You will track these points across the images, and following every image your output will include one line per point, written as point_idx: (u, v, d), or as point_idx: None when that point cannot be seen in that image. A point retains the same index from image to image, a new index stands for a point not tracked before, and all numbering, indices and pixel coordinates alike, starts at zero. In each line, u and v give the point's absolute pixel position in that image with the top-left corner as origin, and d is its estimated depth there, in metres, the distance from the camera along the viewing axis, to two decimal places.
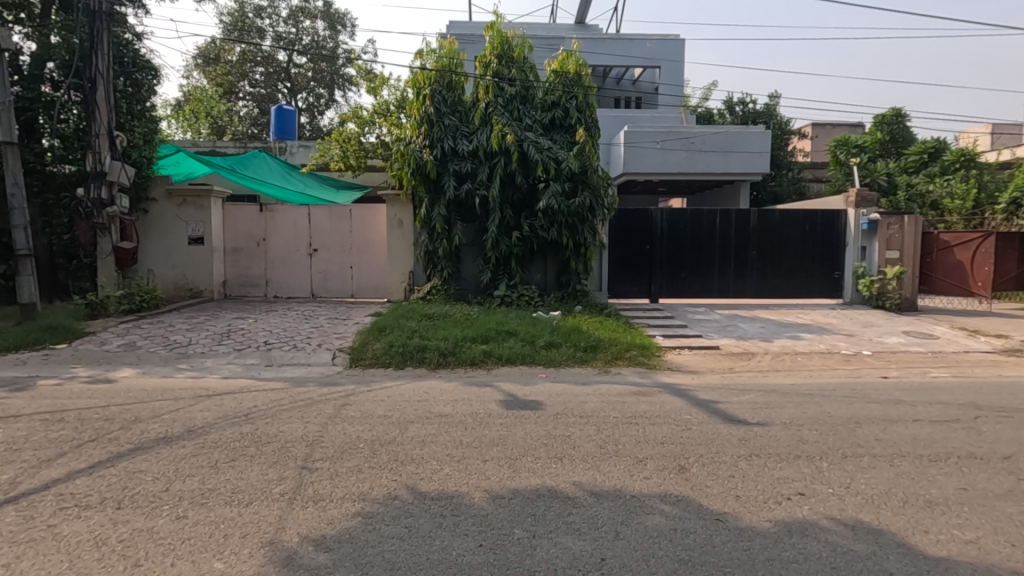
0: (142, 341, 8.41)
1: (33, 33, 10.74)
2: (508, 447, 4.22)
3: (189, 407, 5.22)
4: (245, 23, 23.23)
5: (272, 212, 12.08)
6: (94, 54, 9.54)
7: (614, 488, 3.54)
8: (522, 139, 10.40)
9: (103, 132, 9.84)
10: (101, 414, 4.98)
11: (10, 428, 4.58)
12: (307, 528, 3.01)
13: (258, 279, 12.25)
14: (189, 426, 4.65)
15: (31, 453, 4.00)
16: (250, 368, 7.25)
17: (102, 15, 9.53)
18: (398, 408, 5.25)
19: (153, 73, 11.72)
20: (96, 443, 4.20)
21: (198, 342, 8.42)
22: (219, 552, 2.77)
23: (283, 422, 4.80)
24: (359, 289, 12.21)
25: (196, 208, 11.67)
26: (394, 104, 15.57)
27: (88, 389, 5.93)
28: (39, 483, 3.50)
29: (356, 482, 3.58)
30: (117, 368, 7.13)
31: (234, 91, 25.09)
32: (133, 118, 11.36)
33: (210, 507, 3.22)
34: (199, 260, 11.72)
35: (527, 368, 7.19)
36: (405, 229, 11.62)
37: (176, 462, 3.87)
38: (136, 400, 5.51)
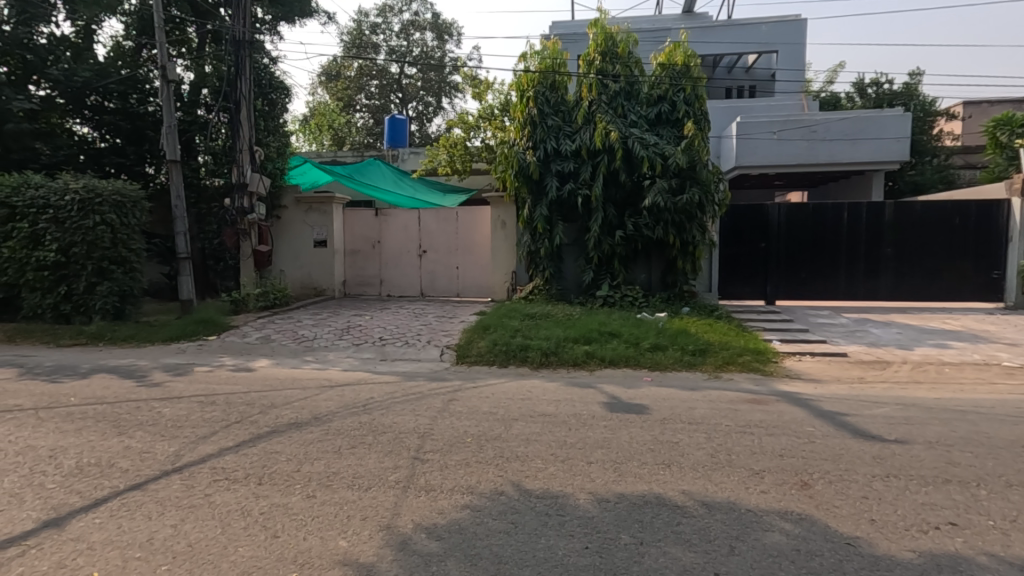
0: (276, 335, 9.32)
1: (191, 64, 12.35)
2: (612, 450, 4.16)
3: (315, 396, 5.71)
4: (363, 40, 24.97)
5: (386, 216, 12.89)
6: (239, 78, 10.76)
7: (727, 501, 3.35)
8: (626, 135, 10.20)
9: (245, 148, 11.04)
10: (244, 399, 5.61)
11: (175, 407, 5.31)
12: (419, 516, 3.17)
13: (373, 279, 13.09)
14: (315, 413, 5.09)
15: (191, 430, 4.61)
16: (366, 362, 7.78)
17: (246, 43, 10.70)
18: (502, 406, 5.36)
19: (285, 93, 13.12)
20: (241, 424, 4.75)
21: (322, 337, 9.19)
22: (343, 532, 3.01)
23: (397, 413, 5.09)
24: (465, 288, 12.68)
25: (320, 213, 12.74)
26: (498, 108, 15.93)
27: (233, 377, 6.70)
28: (198, 457, 4.02)
29: (463, 475, 3.71)
30: (256, 358, 8.00)
31: (352, 105, 26.83)
32: (269, 134, 12.71)
33: (335, 489, 3.50)
34: (323, 262, 12.79)
35: (631, 370, 7.03)
36: (508, 230, 11.91)
37: (305, 445, 4.26)
38: (270, 388, 6.13)
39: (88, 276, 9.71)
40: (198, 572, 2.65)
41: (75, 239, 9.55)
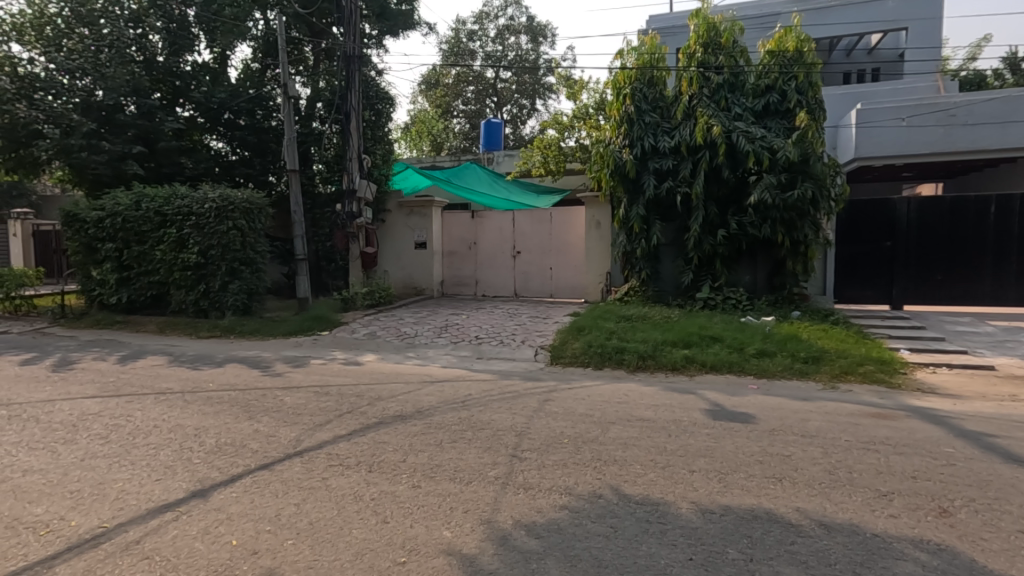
0: (380, 332, 9.89)
1: (308, 81, 13.48)
2: (716, 459, 3.97)
3: (418, 391, 5.98)
4: (460, 48, 25.75)
5: (482, 218, 13.23)
6: (349, 91, 11.56)
7: (848, 522, 3.08)
8: (730, 129, 9.69)
9: (354, 156, 11.82)
10: (354, 391, 6.02)
11: (295, 396, 5.81)
12: (519, 513, 3.22)
13: (469, 279, 13.47)
14: (418, 407, 5.34)
15: (309, 417, 5.02)
16: (464, 359, 8.04)
17: (355, 58, 11.48)
18: (598, 408, 5.31)
19: (390, 102, 13.92)
20: (352, 414, 5.10)
21: (422, 334, 9.61)
22: (447, 522, 3.12)
23: (494, 411, 5.21)
24: (559, 289, 12.69)
25: (420, 216, 13.35)
26: (593, 107, 15.77)
27: (344, 370, 7.21)
28: (316, 442, 4.37)
29: (562, 476, 3.71)
30: (363, 353, 8.54)
31: (450, 111, 27.60)
32: (375, 142, 13.53)
33: (438, 481, 3.65)
34: (422, 262, 13.38)
35: (734, 377, 6.67)
36: (603, 230, 11.88)
37: (409, 437, 4.47)
38: (376, 381, 6.52)
39: (223, 276, 10.87)
40: (319, 548, 2.87)
41: (213, 243, 10.74)
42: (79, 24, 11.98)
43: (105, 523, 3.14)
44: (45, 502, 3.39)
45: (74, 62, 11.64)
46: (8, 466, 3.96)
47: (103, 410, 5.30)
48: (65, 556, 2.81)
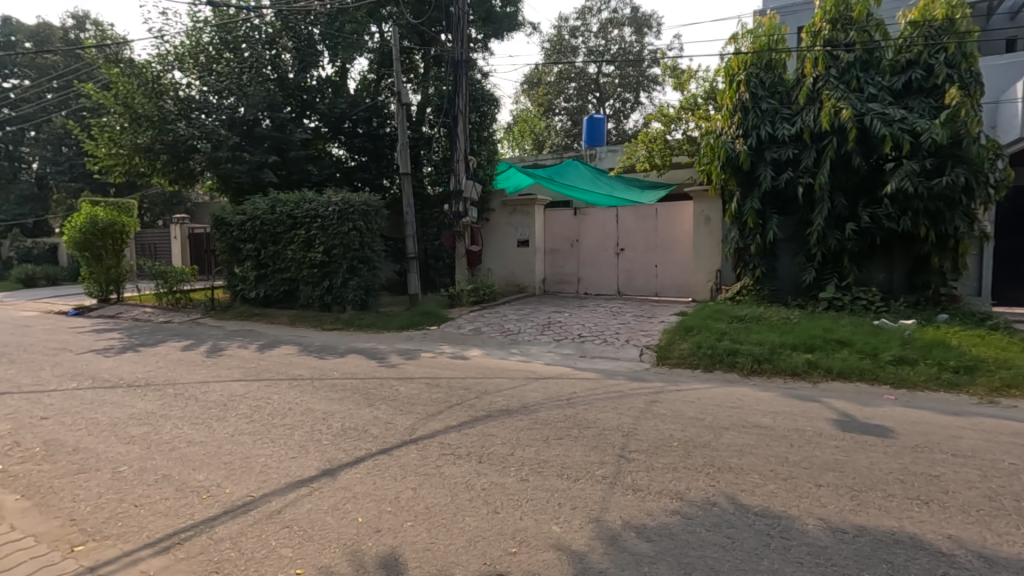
0: (485, 328, 10.18)
1: (418, 87, 14.19)
2: (847, 474, 3.64)
3: (523, 387, 6.09)
4: (562, 45, 25.69)
5: (585, 215, 13.12)
6: (457, 96, 12.01)
7: (1015, 557, 2.68)
8: (862, 112, 8.80)
9: (460, 158, 12.26)
10: (463, 383, 6.26)
11: (409, 386, 6.17)
12: (629, 514, 3.17)
13: (571, 277, 13.42)
14: (524, 402, 5.43)
15: (423, 407, 5.30)
16: (567, 357, 8.05)
17: (462, 63, 11.90)
18: (709, 412, 5.07)
19: (495, 104, 14.27)
20: (462, 406, 5.31)
21: (525, 331, 9.75)
22: (556, 517, 3.15)
23: (600, 410, 5.16)
24: (665, 287, 12.28)
25: (524, 215, 13.52)
26: (702, 96, 15.05)
27: (452, 363, 7.52)
28: (429, 431, 4.60)
29: (672, 480, 3.60)
30: (470, 348, 8.84)
31: (551, 109, 27.60)
32: (480, 143, 13.93)
33: (545, 476, 3.69)
34: (525, 260, 13.55)
35: (865, 385, 6.05)
36: (713, 226, 11.32)
37: (517, 431, 4.56)
38: (483, 375, 6.73)
39: (343, 273, 11.78)
40: (435, 532, 3.02)
41: (336, 243, 11.67)
42: (225, 50, 13.50)
43: (252, 492, 3.54)
44: (205, 470, 3.90)
45: (222, 84, 13.16)
46: (176, 437, 4.59)
47: (247, 393, 5.97)
48: (222, 518, 3.20)
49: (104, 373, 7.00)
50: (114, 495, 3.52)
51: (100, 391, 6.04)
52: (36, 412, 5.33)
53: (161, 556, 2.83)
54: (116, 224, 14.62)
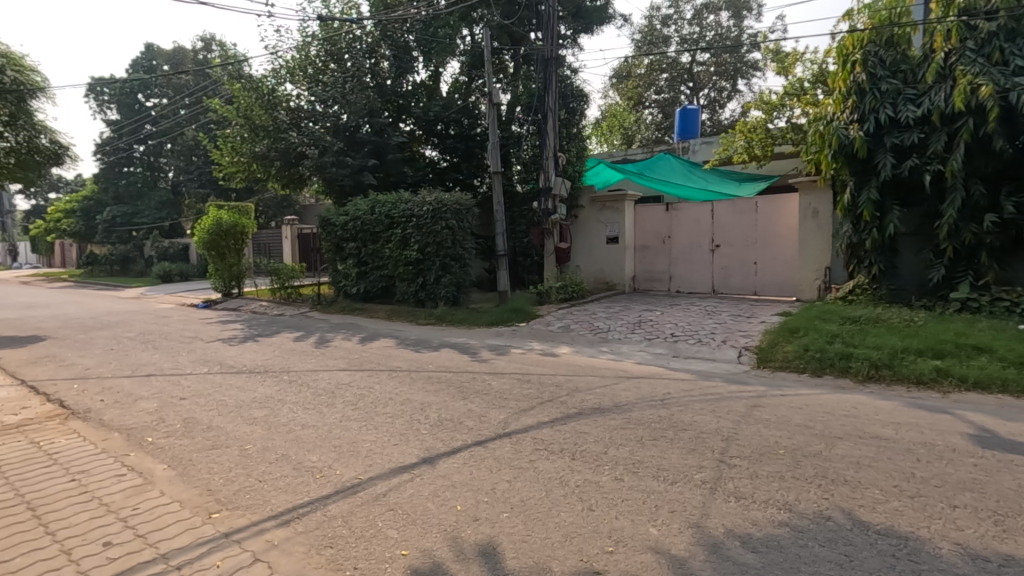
0: (574, 325, 10.13)
1: (508, 87, 14.39)
2: (988, 496, 3.24)
3: (614, 386, 6.00)
4: (654, 35, 24.83)
5: (677, 210, 12.66)
6: (546, 93, 12.01)
7: None
8: (1006, 88, 7.77)
9: (550, 155, 12.28)
10: (553, 380, 6.28)
11: (500, 381, 6.29)
12: (732, 522, 3.03)
13: (662, 275, 13.00)
14: (616, 401, 5.35)
15: (515, 402, 5.38)
16: (659, 357, 7.82)
17: (552, 60, 11.90)
18: (819, 419, 4.72)
19: (584, 99, 14.19)
20: (553, 403, 5.33)
21: (615, 330, 9.59)
22: (653, 519, 3.08)
23: (696, 412, 4.97)
24: (765, 286, 11.60)
25: (613, 211, 13.29)
26: (809, 80, 13.99)
27: (542, 360, 7.56)
28: (521, 426, 4.66)
29: (779, 489, 3.39)
30: (559, 345, 8.84)
31: (641, 102, 26.83)
32: (569, 140, 13.86)
33: (641, 477, 3.61)
34: (615, 257, 13.32)
35: (1008, 398, 5.35)
36: (821, 220, 10.51)
37: (609, 430, 4.51)
38: (573, 373, 6.71)
39: (437, 270, 12.23)
40: (531, 525, 3.06)
41: (430, 241, 12.14)
42: (330, 61, 14.41)
43: (359, 474, 3.78)
44: (318, 451, 4.22)
45: (328, 93, 14.07)
46: (291, 420, 5.00)
47: (351, 382, 6.38)
48: (334, 497, 3.45)
49: (229, 360, 7.77)
50: (242, 470, 3.90)
51: (227, 376, 6.72)
52: (176, 392, 6.03)
53: (282, 527, 3.09)
54: (238, 227, 16.25)
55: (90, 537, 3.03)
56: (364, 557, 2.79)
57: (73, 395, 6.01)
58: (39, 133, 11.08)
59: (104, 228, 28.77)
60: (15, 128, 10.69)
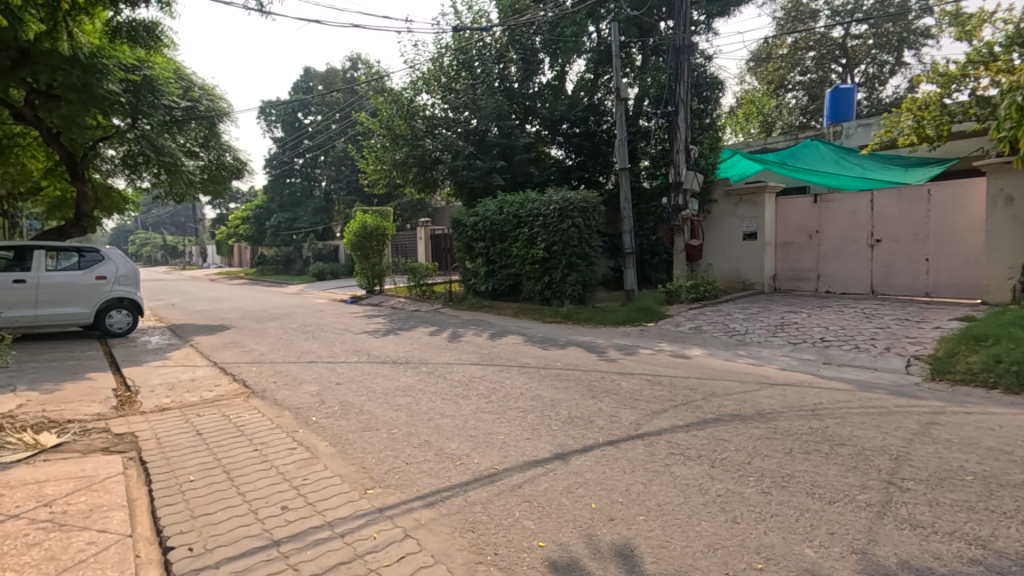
0: (707, 326, 9.61)
1: (636, 80, 14.06)
2: None
3: (756, 392, 5.58)
4: (799, 10, 22.63)
5: (828, 202, 11.46)
6: (678, 83, 11.50)
7: None
8: None
9: (681, 148, 11.74)
10: (687, 383, 5.99)
11: (631, 382, 6.16)
12: (906, 552, 2.68)
13: (808, 273, 11.84)
14: (758, 409, 4.98)
15: (647, 403, 5.24)
16: (807, 363, 7.14)
17: (685, 49, 11.33)
18: (1018, 444, 3.99)
19: (719, 87, 13.41)
20: (688, 407, 5.09)
21: (754, 332, 8.93)
22: (809, 539, 2.82)
23: (856, 426, 4.45)
24: (939, 286, 10.09)
25: (751, 204, 12.40)
26: (1002, 43, 11.81)
27: (673, 362, 7.28)
28: (654, 429, 4.52)
29: (968, 521, 2.93)
30: (691, 347, 8.43)
31: (783, 86, 24.62)
32: (702, 131, 13.18)
33: (793, 492, 3.33)
34: (752, 254, 12.40)
35: None
36: (1017, 207, 8.87)
37: (753, 439, 4.21)
38: (709, 376, 6.36)
39: (563, 269, 12.30)
40: (670, 531, 2.96)
41: (556, 240, 12.25)
42: (462, 69, 15.09)
43: (496, 465, 3.93)
44: (456, 440, 4.45)
45: (460, 100, 14.71)
46: (431, 409, 5.33)
47: (484, 376, 6.65)
48: (474, 484, 3.62)
49: (375, 351, 8.49)
50: (391, 452, 4.24)
51: (374, 366, 7.35)
52: (332, 378, 6.73)
53: (429, 508, 3.31)
54: (380, 228, 17.61)
55: (271, 500, 3.49)
56: (503, 544, 2.89)
57: (252, 376, 6.96)
58: (225, 153, 13.00)
59: (272, 232, 32.95)
60: (209, 148, 12.62)
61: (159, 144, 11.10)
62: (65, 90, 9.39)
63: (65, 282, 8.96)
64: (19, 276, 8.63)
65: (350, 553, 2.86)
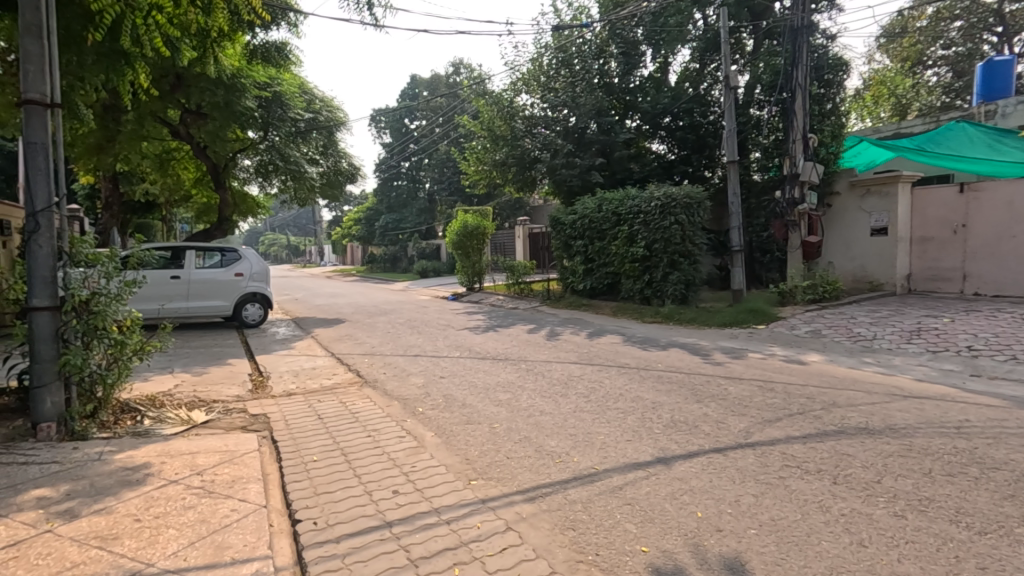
0: (827, 330, 8.83)
1: (747, 67, 13.24)
2: None
3: (886, 404, 5.05)
4: None
5: (977, 192, 10.12)
6: (795, 67, 10.67)
7: None
8: None
9: (798, 137, 10.91)
10: (803, 391, 5.56)
11: (739, 387, 5.83)
12: None
13: (951, 273, 10.51)
14: (889, 423, 4.50)
15: (758, 411, 4.93)
16: (950, 374, 6.33)
17: (804, 29, 10.46)
18: None
19: (843, 69, 12.30)
20: (804, 416, 4.73)
21: (884, 338, 8.07)
22: (952, 572, 2.52)
23: (1014, 449, 3.89)
24: None
25: (880, 196, 11.19)
26: None
27: (787, 367, 6.79)
28: (767, 438, 4.25)
29: None
30: (808, 352, 7.80)
31: (922, 62, 21.95)
32: (822, 119, 12.16)
33: (933, 518, 2.98)
34: (882, 252, 11.19)
35: None
36: None
37: (882, 456, 3.82)
38: (829, 385, 5.84)
39: (664, 267, 11.91)
40: (786, 548, 2.77)
41: (657, 237, 11.87)
42: (561, 68, 15.03)
43: (596, 465, 3.90)
44: (556, 438, 4.48)
45: (559, 98, 14.67)
46: (531, 405, 5.41)
47: (583, 375, 6.62)
48: (574, 483, 3.62)
49: (477, 347, 8.76)
50: (492, 446, 4.35)
51: (475, 361, 7.60)
52: (437, 371, 7.04)
53: (530, 503, 3.36)
54: (480, 228, 18.04)
55: (384, 484, 3.73)
56: (605, 546, 2.87)
57: (365, 367, 7.48)
58: (341, 159, 13.96)
59: (380, 232, 35.09)
60: (328, 156, 13.64)
61: (286, 153, 12.35)
62: (211, 109, 10.66)
63: (211, 278, 10.17)
64: (175, 273, 9.92)
65: (455, 539, 2.99)
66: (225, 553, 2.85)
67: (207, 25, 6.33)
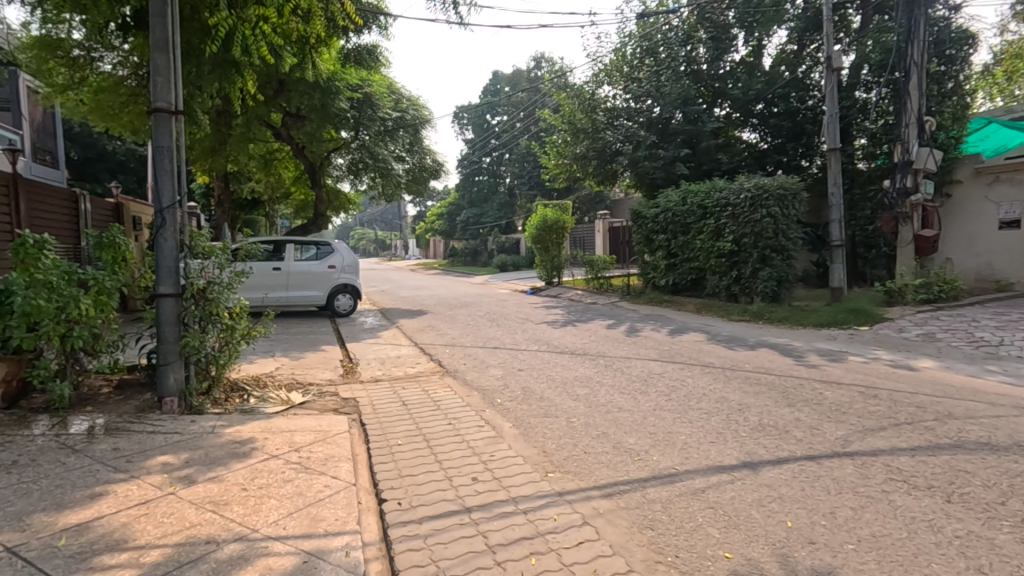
0: (943, 334, 7.99)
1: (853, 46, 12.17)
2: None
3: (1014, 418, 4.50)
4: None
5: None
6: (910, 44, 9.68)
7: None
8: None
9: (912, 121, 9.92)
10: (912, 400, 5.07)
11: (837, 392, 5.42)
12: None
13: None
14: (1018, 439, 4.01)
15: (858, 419, 4.56)
16: None
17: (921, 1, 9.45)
18: None
19: (970, 42, 10.99)
20: (913, 427, 4.31)
21: (1013, 344, 7.18)
22: None
23: None
24: None
25: (1011, 184, 10.07)
26: None
27: (894, 373, 6.21)
28: (869, 448, 3.92)
29: None
30: (919, 357, 7.10)
31: None
32: (942, 99, 10.96)
33: None
34: (1013, 246, 10.11)
35: None
36: None
37: (1008, 475, 3.41)
38: (944, 394, 5.29)
39: (754, 263, 11.29)
40: (889, 568, 2.55)
41: (747, 231, 11.28)
42: (646, 57, 14.50)
43: (676, 465, 3.79)
44: (635, 435, 4.40)
45: (643, 88, 14.23)
46: (610, 401, 5.34)
47: (664, 372, 6.45)
48: (653, 482, 3.54)
49: (555, 341, 8.77)
50: (570, 440, 4.36)
51: (554, 355, 7.62)
52: (515, 364, 7.14)
53: (607, 499, 3.33)
54: (559, 223, 17.82)
55: (464, 470, 3.85)
56: (685, 548, 2.79)
57: (447, 357, 7.72)
58: (426, 156, 14.41)
59: (462, 227, 35.91)
60: (414, 152, 14.12)
61: (375, 152, 12.94)
62: (309, 111, 11.38)
63: (308, 270, 10.90)
64: (277, 265, 10.73)
65: (532, 529, 3.03)
66: (319, 525, 3.06)
67: (307, 32, 6.76)
